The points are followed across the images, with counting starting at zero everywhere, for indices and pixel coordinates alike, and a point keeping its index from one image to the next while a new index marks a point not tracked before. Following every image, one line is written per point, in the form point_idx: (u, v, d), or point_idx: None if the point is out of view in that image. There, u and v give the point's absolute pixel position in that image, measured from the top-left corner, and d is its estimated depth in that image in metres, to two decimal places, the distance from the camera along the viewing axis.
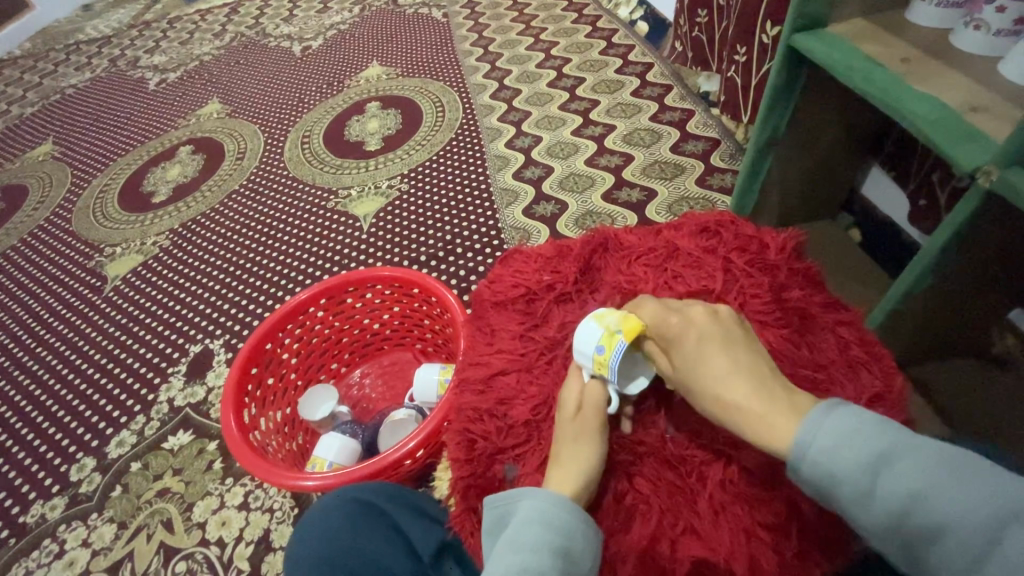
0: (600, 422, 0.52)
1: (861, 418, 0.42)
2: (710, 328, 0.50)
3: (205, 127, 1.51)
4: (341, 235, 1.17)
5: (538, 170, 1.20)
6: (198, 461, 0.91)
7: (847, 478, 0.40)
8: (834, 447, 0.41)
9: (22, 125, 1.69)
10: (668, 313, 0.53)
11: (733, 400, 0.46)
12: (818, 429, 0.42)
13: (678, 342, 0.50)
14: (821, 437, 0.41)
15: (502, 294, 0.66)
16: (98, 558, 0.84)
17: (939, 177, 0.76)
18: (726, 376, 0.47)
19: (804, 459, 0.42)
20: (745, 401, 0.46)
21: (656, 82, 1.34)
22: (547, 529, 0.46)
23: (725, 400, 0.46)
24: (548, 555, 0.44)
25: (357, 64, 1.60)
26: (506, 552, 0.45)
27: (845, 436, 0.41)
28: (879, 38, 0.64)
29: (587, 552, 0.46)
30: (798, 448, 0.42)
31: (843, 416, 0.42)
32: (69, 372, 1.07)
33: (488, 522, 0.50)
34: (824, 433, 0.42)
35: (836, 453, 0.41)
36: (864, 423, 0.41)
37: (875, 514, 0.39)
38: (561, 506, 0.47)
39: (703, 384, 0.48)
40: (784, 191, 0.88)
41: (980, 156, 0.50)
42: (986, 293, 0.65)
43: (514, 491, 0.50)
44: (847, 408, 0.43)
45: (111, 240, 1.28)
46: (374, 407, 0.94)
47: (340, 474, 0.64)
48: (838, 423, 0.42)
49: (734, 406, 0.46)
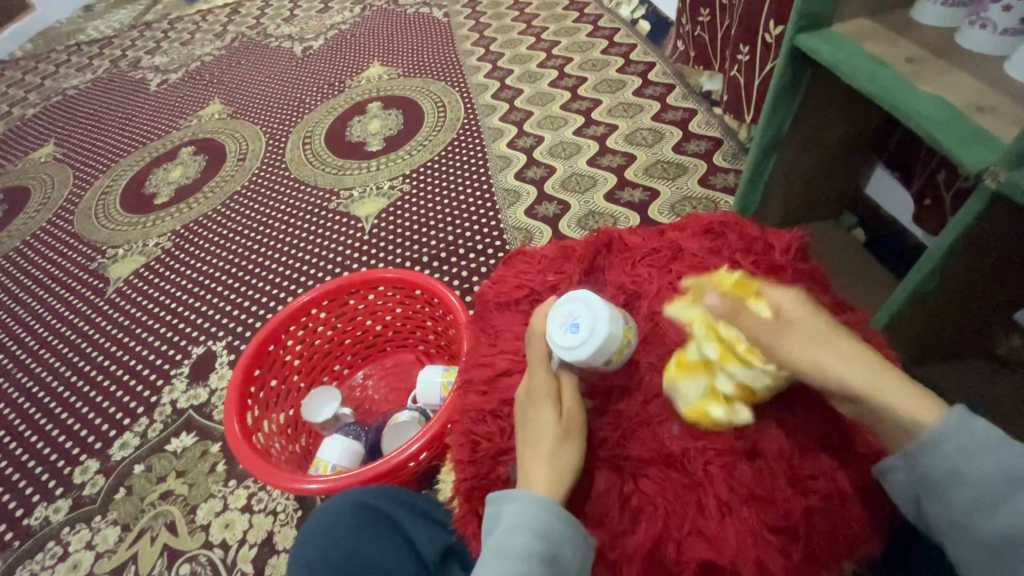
0: (577, 423, 0.52)
1: (997, 434, 0.38)
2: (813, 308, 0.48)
3: (207, 128, 1.51)
4: (343, 236, 1.17)
5: (540, 171, 1.20)
6: (201, 463, 0.91)
7: (977, 488, 0.38)
8: (970, 453, 0.38)
9: (23, 125, 1.69)
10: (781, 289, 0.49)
11: (862, 362, 0.42)
12: (957, 428, 0.38)
13: (803, 307, 0.46)
14: (958, 441, 0.38)
15: (505, 295, 0.66)
16: (102, 560, 0.84)
17: (945, 177, 0.75)
18: (854, 341, 0.44)
19: (933, 452, 0.39)
20: (884, 368, 0.42)
21: (657, 81, 1.33)
22: (536, 537, 0.45)
23: (865, 361, 0.42)
24: (536, 565, 0.44)
25: (359, 64, 1.59)
26: (495, 560, 0.45)
27: (985, 446, 0.38)
28: (884, 37, 0.63)
29: (575, 558, 0.46)
30: (931, 442, 0.39)
31: (976, 423, 0.38)
32: (71, 374, 1.07)
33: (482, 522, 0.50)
34: (963, 436, 0.38)
35: (969, 458, 0.38)
36: (1002, 439, 0.38)
37: (992, 526, 0.37)
38: (550, 512, 0.47)
39: (832, 338, 0.43)
40: (787, 191, 0.87)
41: (988, 157, 0.49)
42: (993, 293, 0.65)
43: (503, 492, 0.50)
44: (979, 419, 0.39)
45: (112, 241, 1.28)
46: (378, 409, 0.94)
47: (344, 477, 0.64)
48: (975, 431, 0.38)
49: (872, 368, 0.41)
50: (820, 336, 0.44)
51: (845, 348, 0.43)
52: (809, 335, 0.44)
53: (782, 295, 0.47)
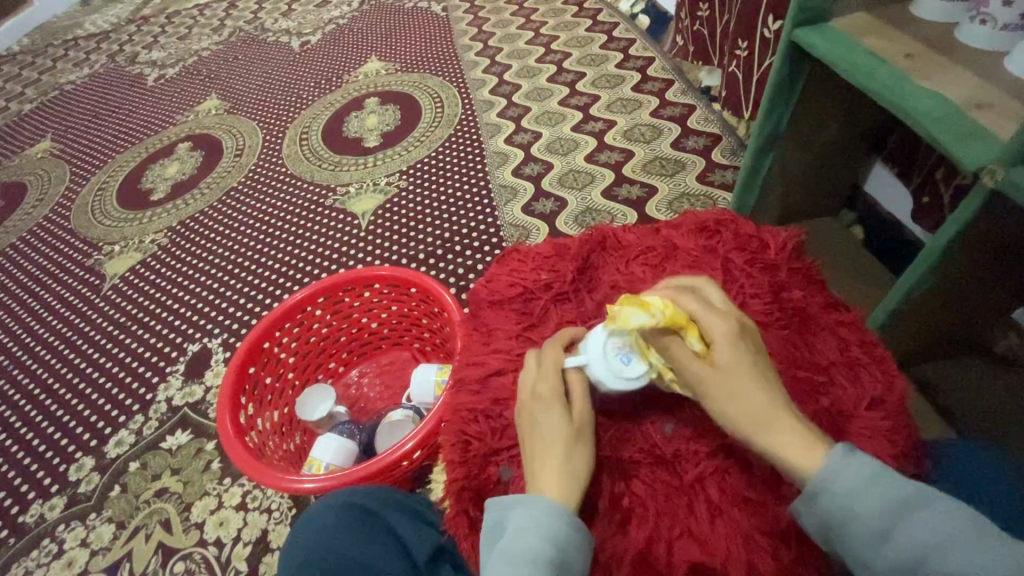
0: (587, 423, 0.51)
1: (876, 469, 0.41)
2: (747, 335, 0.48)
3: (204, 124, 1.51)
4: (339, 233, 1.16)
5: (538, 167, 1.19)
6: (196, 461, 0.91)
7: (867, 520, 0.39)
8: (853, 490, 0.40)
9: (20, 121, 1.69)
10: (722, 312, 0.49)
11: (765, 411, 0.44)
12: (843, 465, 0.41)
13: (736, 343, 0.46)
14: (845, 476, 0.40)
15: (499, 293, 0.65)
16: (97, 558, 0.84)
17: (943, 174, 0.75)
18: (770, 385, 0.45)
19: (823, 496, 0.41)
20: (787, 415, 0.44)
21: (657, 76, 1.32)
22: (540, 540, 0.44)
23: (760, 414, 0.44)
24: (542, 566, 0.43)
25: (357, 59, 1.58)
26: (501, 567, 0.44)
27: (865, 482, 0.40)
28: (882, 32, 0.62)
29: (581, 558, 0.45)
30: (821, 485, 0.41)
31: (854, 460, 0.41)
32: (67, 371, 1.07)
33: (487, 524, 0.49)
34: (848, 471, 0.40)
35: (855, 496, 0.40)
36: (879, 474, 0.40)
37: (888, 561, 0.38)
38: (554, 513, 0.45)
39: (743, 385, 0.44)
40: (785, 188, 0.87)
41: (985, 155, 0.48)
42: (990, 293, 0.64)
43: (507, 496, 0.49)
44: (858, 456, 0.41)
45: (109, 238, 1.28)
46: (372, 407, 0.93)
47: (337, 476, 0.64)
48: (855, 468, 0.41)
49: (771, 417, 0.43)
50: (726, 385, 0.45)
51: (741, 397, 0.44)
52: (729, 378, 0.45)
53: (714, 329, 0.47)
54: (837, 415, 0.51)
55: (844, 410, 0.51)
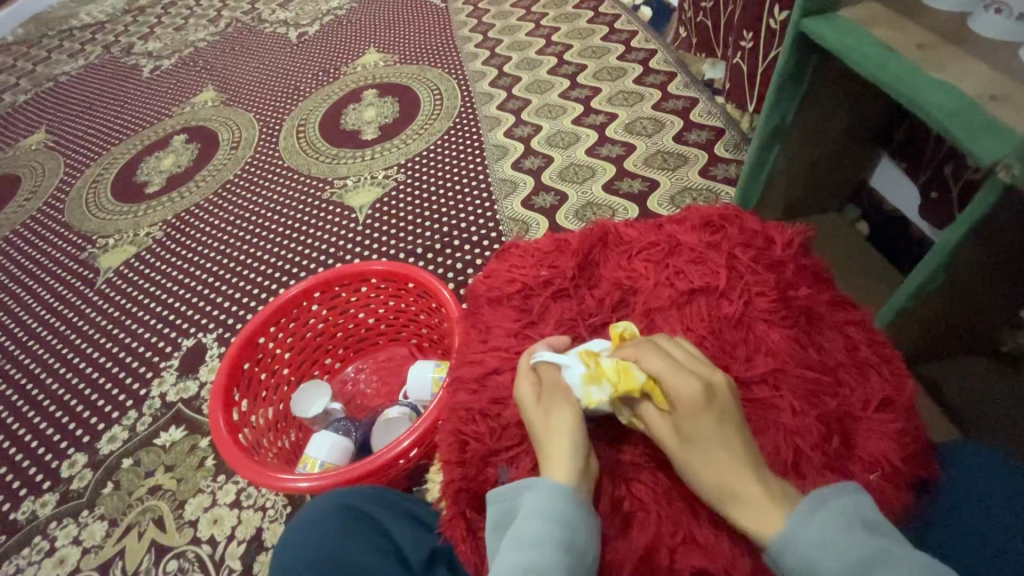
0: (573, 405, 0.50)
1: (844, 520, 0.41)
2: (712, 397, 0.47)
3: (200, 115, 1.49)
4: (336, 226, 1.15)
5: (537, 161, 1.17)
6: (190, 458, 0.90)
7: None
8: (820, 543, 0.40)
9: (14, 112, 1.66)
10: (686, 372, 0.48)
11: (718, 481, 0.45)
12: (809, 522, 0.42)
13: (691, 410, 0.46)
14: (810, 530, 0.41)
15: (497, 289, 0.64)
16: (88, 555, 0.83)
17: (953, 169, 0.73)
18: (728, 452, 0.45)
19: (789, 549, 0.41)
20: (743, 482, 0.44)
21: (658, 69, 1.30)
22: (550, 522, 0.45)
23: (715, 483, 0.45)
24: (550, 549, 0.43)
25: (354, 50, 1.56)
26: (511, 549, 0.44)
27: (831, 535, 0.41)
28: (893, 21, 0.60)
29: (592, 541, 0.45)
30: (786, 541, 0.41)
31: (824, 515, 0.42)
32: (60, 367, 1.05)
33: (492, 515, 0.49)
34: (812, 525, 0.41)
35: (821, 549, 0.40)
36: (846, 527, 0.41)
37: None
38: (565, 496, 0.46)
39: (697, 456, 0.45)
40: (790, 183, 0.85)
41: (1001, 148, 0.47)
42: (1000, 291, 0.63)
43: (516, 482, 0.50)
44: (828, 510, 0.42)
45: (102, 231, 1.26)
46: (369, 404, 0.92)
47: (331, 476, 0.62)
48: (823, 522, 0.41)
49: (726, 486, 0.44)
50: (683, 455, 0.46)
51: (696, 466, 0.45)
52: (683, 448, 0.46)
53: (674, 394, 0.47)
54: (844, 417, 0.50)
55: (850, 412, 0.50)
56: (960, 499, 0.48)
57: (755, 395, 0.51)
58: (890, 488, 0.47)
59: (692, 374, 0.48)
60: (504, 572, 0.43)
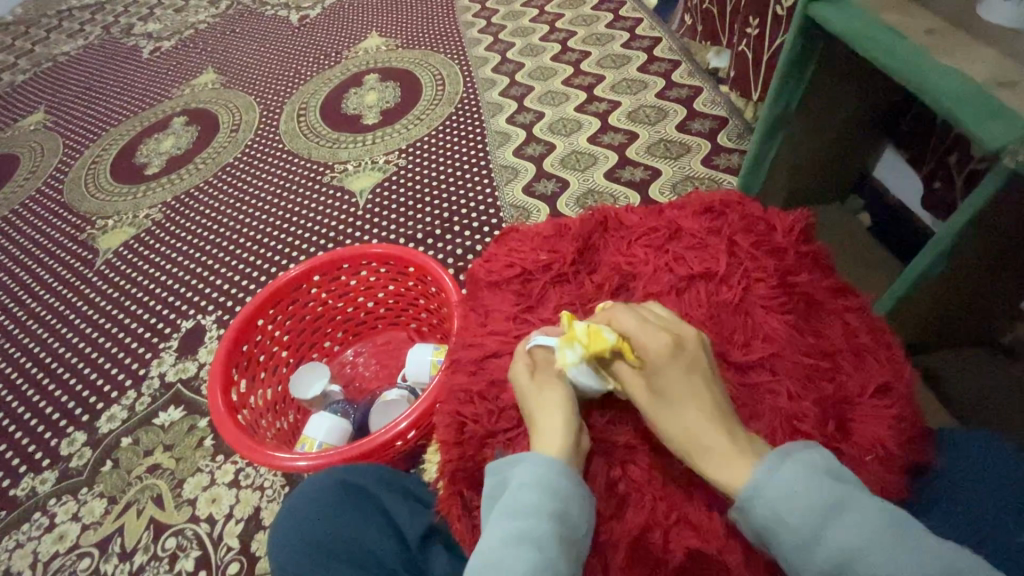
0: (567, 387, 0.51)
1: (804, 471, 0.42)
2: (684, 353, 0.49)
3: (200, 98, 1.48)
4: (336, 211, 1.14)
5: (539, 147, 1.17)
6: (189, 438, 0.90)
7: (796, 527, 0.40)
8: (784, 497, 0.41)
9: (13, 92, 1.65)
10: (656, 328, 0.51)
11: (694, 433, 0.46)
12: (771, 474, 0.42)
13: (661, 363, 0.49)
14: (776, 483, 0.41)
15: (497, 273, 0.64)
16: (88, 532, 0.83)
17: (957, 159, 0.73)
18: (699, 405, 0.47)
19: (756, 504, 0.41)
20: (712, 436, 0.45)
21: (663, 57, 1.30)
22: (543, 492, 0.45)
23: (691, 435, 0.46)
24: (545, 517, 0.44)
25: (357, 34, 1.55)
26: (502, 518, 0.45)
27: (795, 488, 0.41)
28: (900, 6, 0.60)
29: (584, 514, 0.46)
30: (752, 493, 0.42)
31: (787, 469, 0.42)
32: (58, 347, 1.05)
33: (487, 487, 0.49)
34: (777, 478, 0.42)
35: (785, 502, 0.41)
36: (806, 477, 0.41)
37: (816, 566, 0.39)
38: (558, 469, 0.46)
39: (671, 406, 0.47)
40: (792, 172, 0.85)
41: (1007, 134, 0.47)
42: (1001, 280, 0.63)
43: (510, 457, 0.50)
44: (788, 462, 0.43)
45: (102, 212, 1.26)
46: (368, 387, 0.92)
47: (329, 455, 0.63)
48: (785, 477, 0.42)
49: (701, 437, 0.45)
50: (658, 408, 0.47)
51: (671, 416, 0.47)
52: (655, 402, 0.48)
53: (647, 348, 0.49)
54: (841, 401, 0.50)
55: (846, 397, 0.50)
56: (954, 482, 0.49)
57: (752, 378, 0.51)
58: (886, 473, 0.47)
59: (661, 330, 0.51)
60: (498, 540, 0.43)
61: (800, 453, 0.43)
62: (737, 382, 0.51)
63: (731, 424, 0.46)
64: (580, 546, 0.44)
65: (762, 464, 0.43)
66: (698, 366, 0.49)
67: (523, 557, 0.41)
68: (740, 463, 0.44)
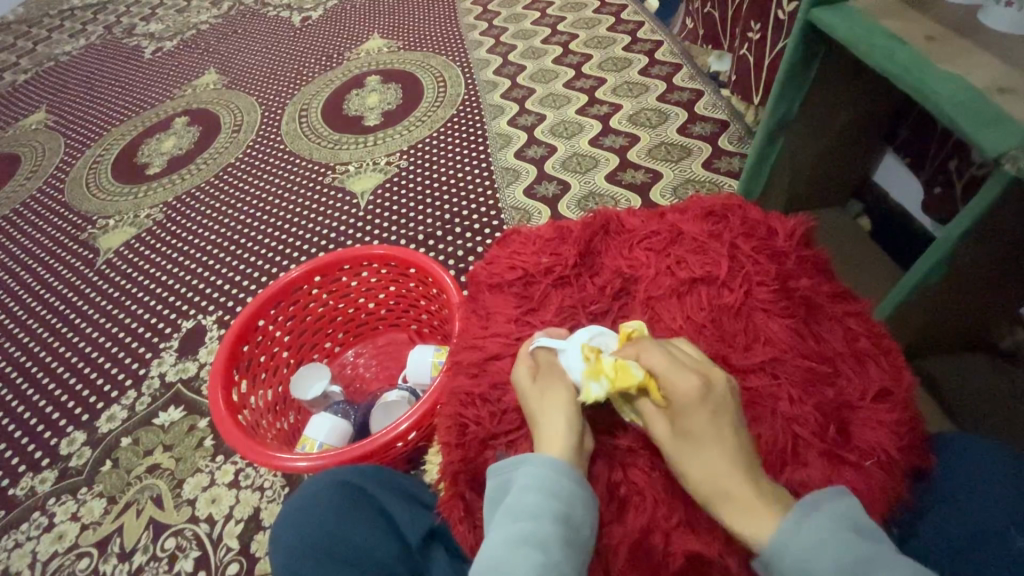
0: (568, 389, 0.51)
1: (831, 524, 0.41)
2: (713, 395, 0.47)
3: (201, 98, 1.48)
4: (337, 212, 1.14)
5: (540, 149, 1.17)
6: (189, 438, 0.90)
7: None
8: (812, 551, 0.40)
9: (15, 91, 1.66)
10: (687, 367, 0.49)
11: (716, 481, 0.44)
12: (798, 527, 0.42)
13: (689, 406, 0.47)
14: (802, 535, 0.41)
15: (498, 276, 0.64)
16: (87, 532, 0.83)
17: (957, 165, 0.73)
18: (726, 452, 0.45)
19: (784, 559, 0.41)
20: (735, 486, 0.44)
21: (664, 60, 1.30)
22: (546, 496, 0.45)
23: (713, 482, 0.44)
24: (547, 520, 0.44)
25: (358, 36, 1.55)
26: (506, 519, 0.45)
27: (822, 542, 0.41)
28: (901, 12, 0.60)
29: (587, 518, 0.46)
30: (779, 546, 0.41)
31: (813, 521, 0.42)
32: (59, 346, 1.06)
33: (489, 490, 0.49)
34: (804, 530, 0.42)
35: (812, 556, 0.40)
36: (834, 531, 0.41)
37: None
38: (560, 473, 0.46)
39: (695, 451, 0.46)
40: (793, 176, 0.85)
41: (1007, 141, 0.47)
42: (1001, 286, 0.63)
43: (512, 459, 0.50)
44: (815, 515, 0.42)
45: (103, 211, 1.26)
46: (368, 388, 0.92)
47: (331, 456, 0.63)
48: (811, 529, 0.41)
49: (723, 486, 0.44)
50: (681, 451, 0.46)
51: (694, 460, 0.46)
52: (679, 445, 0.47)
53: (675, 388, 0.48)
54: (841, 406, 0.50)
55: (846, 402, 0.50)
56: (953, 487, 0.49)
57: (753, 382, 0.51)
58: (886, 478, 0.47)
59: (692, 370, 0.49)
60: (501, 543, 0.44)
61: (826, 505, 0.43)
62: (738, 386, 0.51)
63: (756, 472, 0.45)
64: (583, 549, 0.44)
65: (787, 520, 0.42)
66: (725, 408, 0.47)
67: (527, 559, 0.42)
68: (762, 517, 0.43)
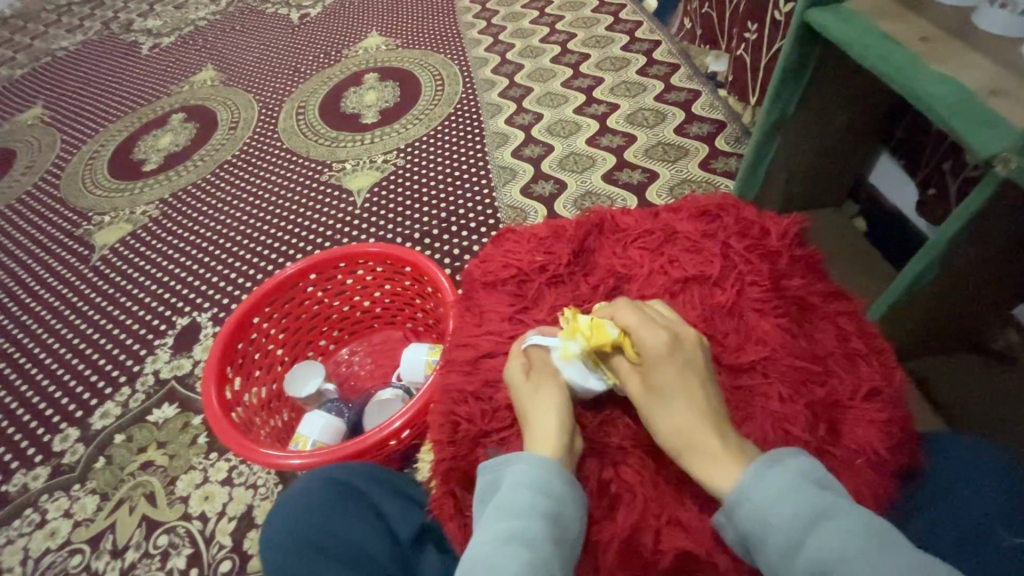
0: (559, 388, 0.52)
1: (795, 478, 0.42)
2: (681, 349, 0.50)
3: (199, 95, 1.48)
4: (333, 210, 1.14)
5: (537, 148, 1.17)
6: (183, 435, 0.90)
7: (781, 530, 0.40)
8: (772, 501, 0.41)
9: (11, 86, 1.65)
10: (656, 324, 0.52)
11: (684, 429, 0.46)
12: (760, 478, 0.43)
13: (658, 358, 0.49)
14: (764, 487, 0.42)
15: (492, 274, 0.64)
16: (79, 529, 0.83)
17: (952, 166, 0.73)
18: (694, 402, 0.47)
19: (744, 507, 0.42)
20: (702, 433, 0.46)
21: (663, 60, 1.30)
22: (538, 493, 0.45)
23: (682, 430, 0.46)
24: (539, 518, 0.44)
25: (357, 33, 1.55)
26: (496, 517, 0.45)
27: (783, 493, 0.41)
28: (896, 13, 0.61)
29: (578, 517, 0.46)
30: (739, 495, 0.42)
31: (775, 475, 0.42)
32: (53, 342, 1.05)
33: (480, 488, 0.49)
34: (767, 481, 0.42)
35: (771, 506, 0.41)
36: (796, 485, 0.41)
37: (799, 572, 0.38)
38: (551, 472, 0.46)
39: (664, 401, 0.48)
40: (788, 177, 0.85)
41: (999, 142, 0.47)
42: (993, 287, 0.63)
43: (504, 458, 0.50)
44: (779, 469, 0.43)
45: (99, 207, 1.26)
46: (363, 386, 0.92)
47: (323, 453, 0.63)
48: (774, 482, 0.42)
49: (691, 434, 0.46)
50: (652, 403, 0.48)
51: (664, 409, 0.48)
52: (650, 397, 0.49)
53: (645, 342, 0.50)
54: (831, 405, 0.50)
55: (837, 401, 0.51)
56: (944, 485, 0.49)
57: (744, 381, 0.51)
58: (875, 477, 0.47)
59: (662, 327, 0.52)
60: (490, 538, 0.43)
61: (792, 463, 0.43)
62: (729, 385, 0.52)
63: (723, 423, 0.47)
64: (573, 548, 0.44)
65: (750, 468, 0.44)
66: (693, 362, 0.50)
67: (515, 556, 0.41)
68: (727, 464, 0.45)
